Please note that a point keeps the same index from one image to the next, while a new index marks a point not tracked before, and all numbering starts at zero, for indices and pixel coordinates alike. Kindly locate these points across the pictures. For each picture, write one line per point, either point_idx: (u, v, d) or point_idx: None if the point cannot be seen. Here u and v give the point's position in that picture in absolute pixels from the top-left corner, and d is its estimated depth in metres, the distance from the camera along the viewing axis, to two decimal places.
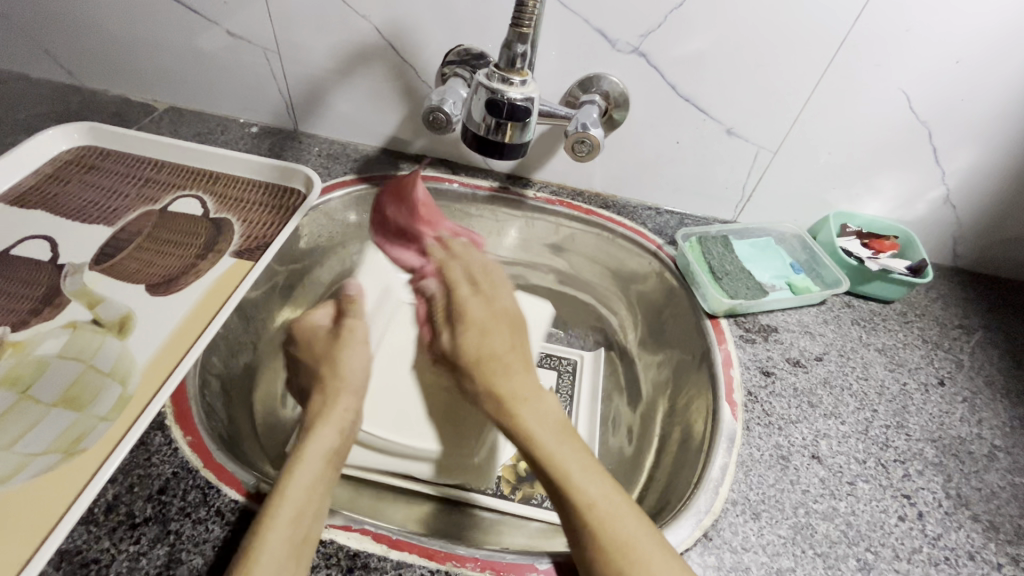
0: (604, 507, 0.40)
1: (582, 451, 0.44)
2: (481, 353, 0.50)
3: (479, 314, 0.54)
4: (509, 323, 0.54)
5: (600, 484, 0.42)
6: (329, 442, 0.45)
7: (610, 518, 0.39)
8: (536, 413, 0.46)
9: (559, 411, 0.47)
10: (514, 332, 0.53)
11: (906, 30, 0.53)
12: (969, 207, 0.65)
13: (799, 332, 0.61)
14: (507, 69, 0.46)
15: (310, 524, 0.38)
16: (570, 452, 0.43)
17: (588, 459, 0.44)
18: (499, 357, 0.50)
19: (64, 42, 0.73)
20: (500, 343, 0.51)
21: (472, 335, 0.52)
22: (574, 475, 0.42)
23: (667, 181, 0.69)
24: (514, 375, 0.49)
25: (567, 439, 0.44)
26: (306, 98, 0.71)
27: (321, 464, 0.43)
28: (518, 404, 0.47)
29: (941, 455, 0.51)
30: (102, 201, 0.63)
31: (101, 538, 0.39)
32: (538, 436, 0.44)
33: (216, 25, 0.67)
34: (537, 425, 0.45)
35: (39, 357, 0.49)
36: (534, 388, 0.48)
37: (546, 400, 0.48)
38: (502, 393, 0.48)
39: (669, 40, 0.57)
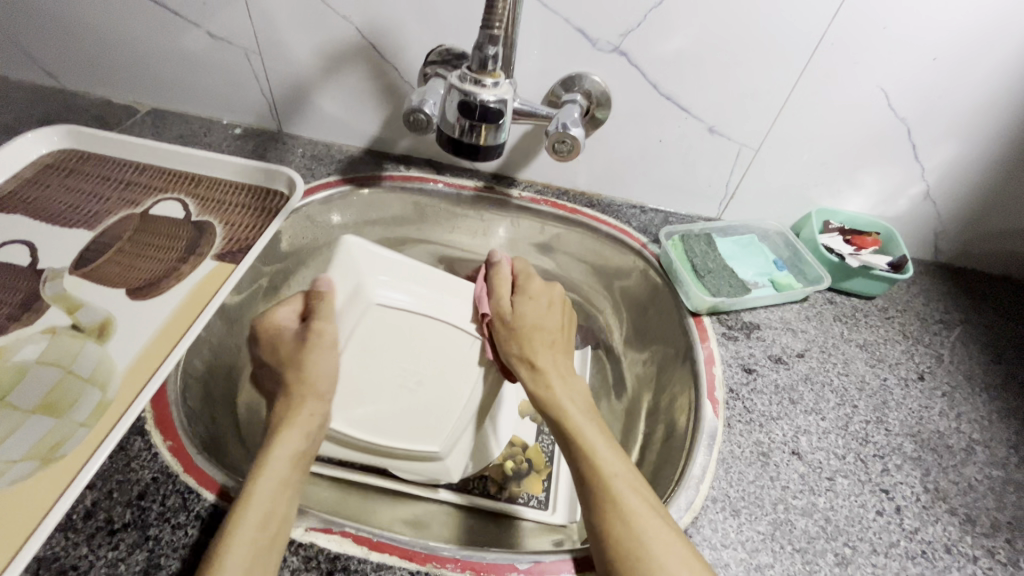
0: (621, 485, 0.41)
1: (606, 433, 0.46)
2: (529, 321, 0.53)
3: (541, 288, 0.57)
4: (561, 307, 0.57)
5: (618, 462, 0.43)
6: (295, 445, 0.45)
7: (625, 497, 0.40)
8: (569, 389, 0.50)
9: (587, 391, 0.51)
10: (565, 315, 0.57)
11: (884, 27, 0.53)
12: (949, 203, 0.66)
13: (781, 329, 0.61)
14: (479, 71, 0.46)
15: (279, 528, 0.39)
16: (594, 429, 0.46)
17: (609, 440, 0.45)
18: (547, 328, 0.54)
19: (43, 44, 0.73)
20: (552, 321, 0.55)
21: (530, 308, 0.55)
22: (597, 454, 0.43)
23: (651, 179, 0.70)
24: (552, 360, 0.52)
25: (594, 415, 0.48)
26: (288, 98, 0.71)
27: (288, 467, 0.43)
28: (553, 380, 0.50)
29: (919, 449, 0.52)
30: (83, 205, 0.63)
31: (79, 545, 0.39)
32: (569, 410, 0.47)
33: (196, 26, 0.66)
34: (568, 399, 0.48)
35: (18, 364, 0.48)
36: (568, 368, 0.52)
37: (577, 381, 0.51)
38: (540, 364, 0.51)
39: (649, 39, 0.57)
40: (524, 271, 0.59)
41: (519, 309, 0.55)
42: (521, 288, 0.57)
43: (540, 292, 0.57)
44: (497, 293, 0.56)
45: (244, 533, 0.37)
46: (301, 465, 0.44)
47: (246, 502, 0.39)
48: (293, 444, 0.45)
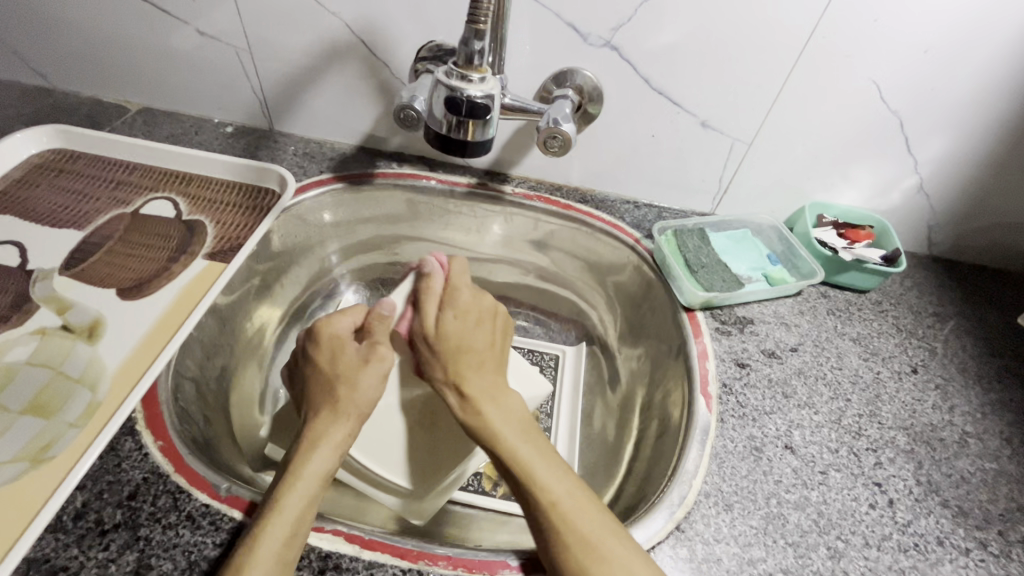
0: (569, 508, 0.40)
1: (545, 452, 0.43)
2: (455, 342, 0.50)
3: (467, 305, 0.53)
4: (491, 322, 0.53)
5: (563, 485, 0.41)
6: (329, 460, 0.43)
7: (575, 521, 0.39)
8: (503, 410, 0.46)
9: (523, 407, 0.47)
10: (494, 329, 0.53)
11: (875, 19, 0.53)
12: (943, 196, 0.66)
13: (775, 323, 0.61)
14: (465, 66, 0.45)
15: (297, 549, 0.38)
16: (535, 452, 0.43)
17: (557, 463, 0.43)
18: (474, 350, 0.49)
19: (32, 43, 0.72)
20: (480, 339, 0.51)
21: (455, 325, 0.51)
22: (536, 480, 0.41)
23: (644, 174, 0.69)
24: (489, 379, 0.48)
25: (531, 437, 0.44)
26: (279, 96, 0.71)
27: (317, 483, 0.41)
28: (479, 401, 0.46)
29: (912, 442, 0.52)
30: (73, 205, 0.63)
31: (69, 545, 0.39)
32: (503, 433, 0.44)
33: (186, 24, 0.66)
34: (503, 425, 0.45)
35: (7, 365, 0.48)
36: (501, 386, 0.48)
37: (513, 400, 0.47)
38: (472, 389, 0.47)
39: (640, 33, 0.57)
40: (454, 283, 0.55)
41: (444, 321, 0.51)
42: (444, 294, 0.54)
43: (444, 297, 0.53)
44: (422, 310, 0.53)
45: (265, 553, 0.36)
46: (330, 478, 0.43)
47: (270, 521, 0.38)
48: (325, 459, 0.43)
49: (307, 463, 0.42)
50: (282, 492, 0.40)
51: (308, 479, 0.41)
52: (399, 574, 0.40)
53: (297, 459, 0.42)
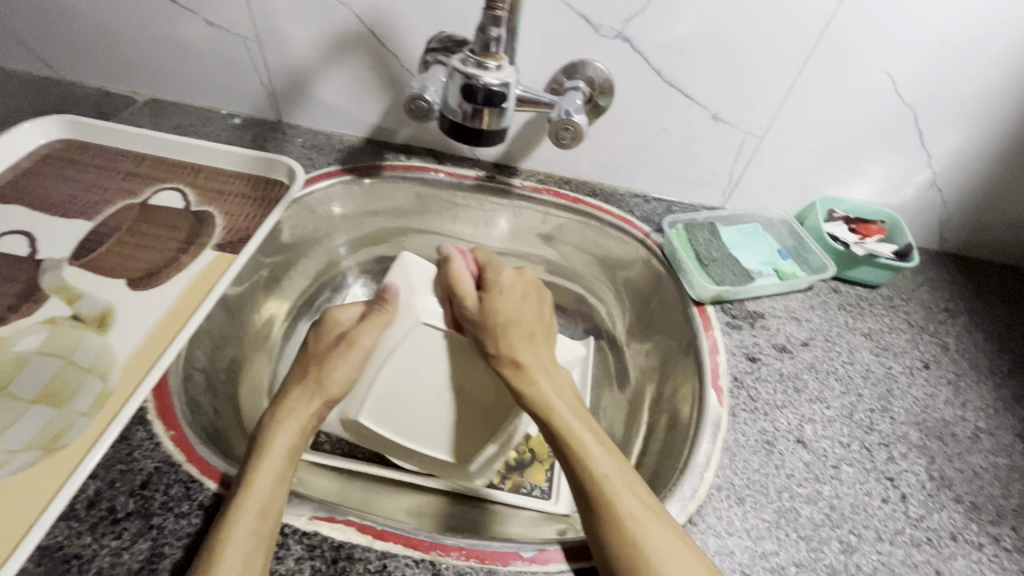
0: (615, 484, 0.40)
1: (592, 425, 0.44)
2: (506, 315, 0.51)
3: (511, 283, 0.55)
4: (533, 294, 0.55)
5: (609, 461, 0.42)
6: (293, 436, 0.45)
7: (619, 495, 0.39)
8: (552, 382, 0.47)
9: (571, 382, 0.49)
10: (541, 301, 0.54)
11: (891, 11, 0.52)
12: (956, 191, 0.65)
13: (785, 318, 0.61)
14: (482, 54, 0.45)
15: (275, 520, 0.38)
16: (585, 427, 0.44)
17: (602, 437, 0.44)
18: (522, 322, 0.51)
19: (40, 34, 0.72)
20: (531, 310, 0.52)
21: (506, 300, 0.52)
22: (586, 450, 0.42)
23: (654, 168, 0.69)
24: (531, 351, 0.49)
25: (581, 412, 0.46)
26: (287, 87, 0.70)
27: (283, 458, 0.42)
28: (533, 369, 0.48)
29: (924, 437, 0.52)
30: (82, 195, 0.63)
31: (82, 534, 0.39)
32: (554, 406, 0.45)
33: (194, 14, 0.65)
34: (554, 394, 0.46)
35: (18, 354, 0.48)
36: (550, 359, 0.49)
37: (561, 373, 0.49)
38: (521, 360, 0.48)
39: (653, 24, 0.56)
40: (494, 267, 0.57)
41: (491, 301, 0.53)
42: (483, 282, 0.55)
43: (501, 284, 0.54)
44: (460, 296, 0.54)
45: (243, 525, 0.36)
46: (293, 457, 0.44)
47: (246, 495, 0.38)
48: (289, 438, 0.45)
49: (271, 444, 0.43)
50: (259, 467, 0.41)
51: (275, 456, 0.42)
52: (412, 565, 0.40)
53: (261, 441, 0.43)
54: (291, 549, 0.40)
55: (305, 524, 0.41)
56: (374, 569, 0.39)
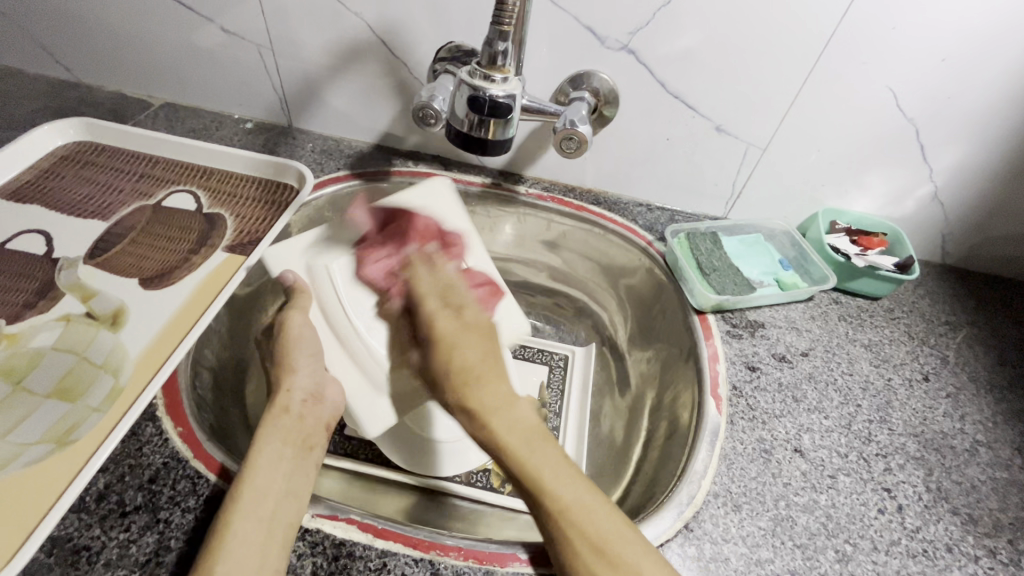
0: (579, 516, 0.37)
1: (558, 454, 0.40)
2: (456, 366, 0.44)
3: (450, 329, 0.47)
4: (477, 332, 0.48)
5: (581, 491, 0.38)
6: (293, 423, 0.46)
7: (587, 526, 0.36)
8: (509, 421, 0.41)
9: (534, 418, 0.42)
10: (488, 347, 0.46)
11: (893, 27, 0.53)
12: (958, 205, 0.66)
13: (785, 328, 0.61)
14: (488, 66, 0.46)
15: (276, 503, 0.39)
16: (541, 456, 0.39)
17: (565, 463, 0.39)
18: (468, 367, 0.44)
19: (61, 39, 0.74)
20: (447, 326, 0.48)
21: (448, 324, 0.48)
22: (546, 480, 0.38)
23: (657, 178, 0.70)
24: (498, 394, 0.42)
25: (534, 442, 0.40)
26: (299, 94, 0.72)
27: (284, 444, 0.44)
28: (488, 413, 0.41)
29: (922, 449, 0.52)
30: (98, 196, 0.64)
31: (92, 526, 0.40)
32: (510, 446, 0.40)
33: (210, 21, 0.67)
34: (507, 431, 0.40)
35: (34, 350, 0.50)
36: (510, 396, 0.43)
37: (504, 386, 0.43)
38: (476, 405, 0.42)
39: (659, 36, 0.57)
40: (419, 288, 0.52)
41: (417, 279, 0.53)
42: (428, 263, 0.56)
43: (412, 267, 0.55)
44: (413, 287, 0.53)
45: (247, 517, 0.38)
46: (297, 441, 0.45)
47: (244, 487, 0.40)
48: (279, 426, 0.45)
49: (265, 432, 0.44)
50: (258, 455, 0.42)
51: (269, 445, 0.43)
52: (411, 564, 0.40)
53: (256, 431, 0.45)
54: (294, 545, 0.40)
55: (309, 521, 0.42)
56: (374, 566, 0.40)
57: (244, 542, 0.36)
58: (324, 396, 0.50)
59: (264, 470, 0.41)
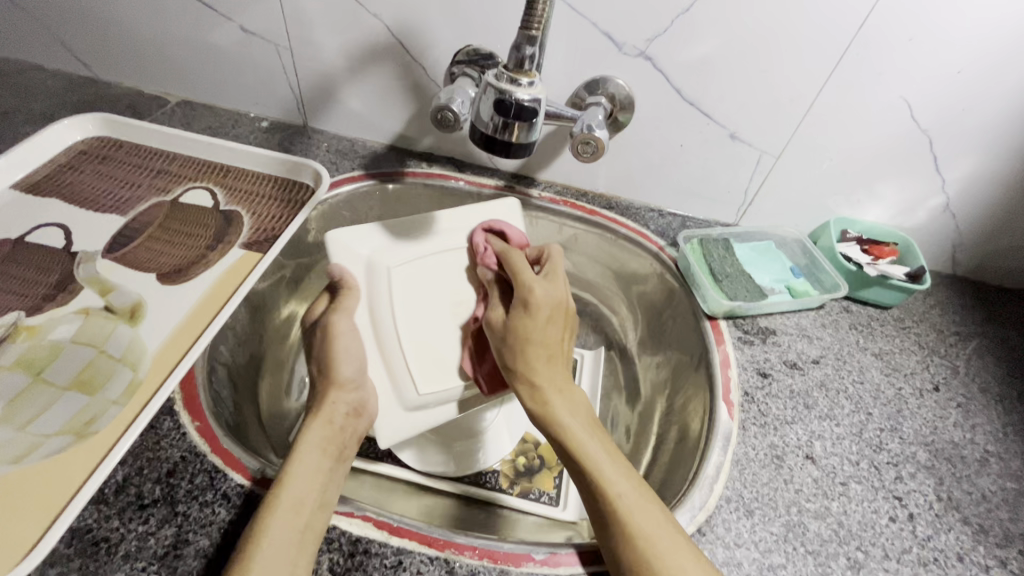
0: (635, 513, 0.39)
1: (614, 453, 0.43)
2: (536, 340, 0.48)
3: (546, 304, 0.49)
4: (561, 318, 0.50)
5: (625, 485, 0.40)
6: (324, 437, 0.47)
7: (641, 521, 0.38)
8: (569, 402, 0.46)
9: (587, 403, 0.47)
10: (566, 327, 0.50)
11: (909, 39, 0.54)
12: (968, 216, 0.66)
13: (797, 336, 0.62)
14: (515, 70, 0.46)
15: (315, 513, 0.40)
16: (599, 449, 0.43)
17: (619, 461, 0.42)
18: (542, 344, 0.48)
19: (81, 35, 0.75)
20: (546, 296, 0.50)
21: (545, 295, 0.50)
22: (607, 478, 0.40)
23: (671, 183, 0.70)
24: (557, 375, 0.48)
25: (598, 434, 0.44)
26: (316, 94, 0.72)
27: (320, 455, 0.45)
28: (550, 392, 0.46)
29: (933, 458, 0.52)
30: (115, 191, 0.65)
31: (111, 518, 0.40)
32: (568, 425, 0.44)
33: (230, 21, 0.68)
34: (570, 416, 0.45)
35: (53, 342, 0.50)
36: (569, 384, 0.48)
37: (566, 377, 0.48)
38: (539, 382, 0.47)
39: (675, 44, 0.58)
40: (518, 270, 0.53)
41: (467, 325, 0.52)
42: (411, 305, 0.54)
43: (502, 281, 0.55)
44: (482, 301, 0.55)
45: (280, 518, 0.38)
46: (332, 451, 0.46)
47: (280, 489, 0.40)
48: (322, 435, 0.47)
49: (307, 444, 0.45)
50: (300, 458, 0.43)
51: (310, 451, 0.44)
52: (426, 562, 0.41)
53: (302, 432, 0.47)
54: None
55: None
56: (391, 564, 0.40)
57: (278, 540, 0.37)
58: (364, 410, 0.52)
59: (298, 474, 0.42)
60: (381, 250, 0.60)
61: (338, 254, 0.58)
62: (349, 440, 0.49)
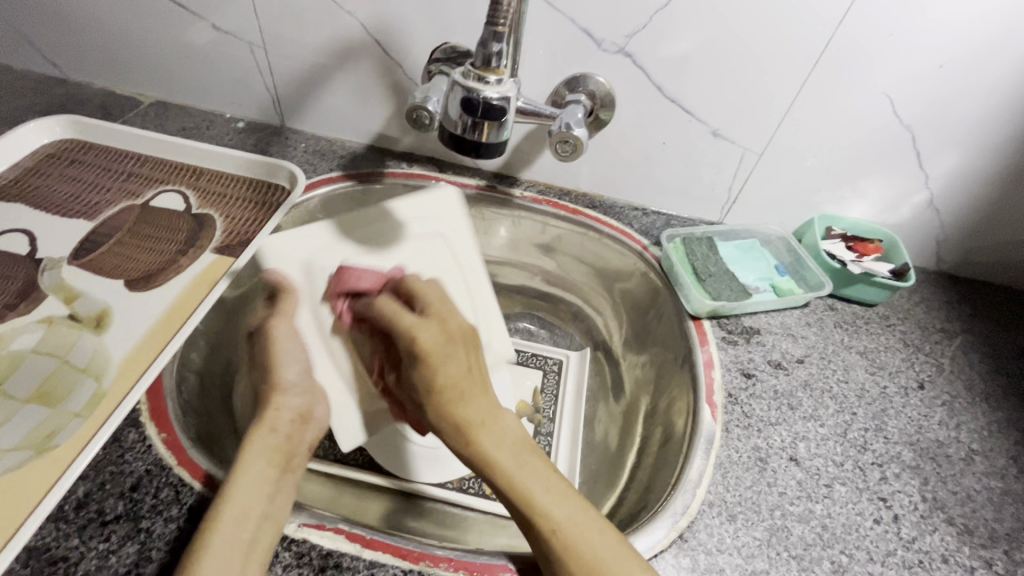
0: (573, 534, 0.36)
1: (548, 471, 0.40)
2: (440, 385, 0.41)
3: (434, 347, 0.41)
4: (461, 343, 0.43)
5: (569, 505, 0.38)
6: (269, 444, 0.43)
7: (577, 543, 0.36)
8: (496, 436, 0.40)
9: (520, 427, 0.42)
10: (472, 354, 0.43)
11: (891, 33, 0.53)
12: (953, 212, 0.66)
13: (781, 334, 0.61)
14: (483, 68, 0.45)
15: (259, 524, 0.38)
16: (533, 476, 0.39)
17: (555, 479, 0.39)
18: (453, 385, 0.41)
19: (49, 35, 0.72)
20: (432, 338, 0.42)
21: (432, 336, 0.42)
22: (538, 499, 0.38)
23: (654, 182, 0.69)
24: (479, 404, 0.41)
25: (529, 458, 0.40)
26: (292, 93, 0.71)
27: (266, 468, 0.41)
28: (472, 428, 0.40)
29: (918, 458, 0.52)
30: (83, 195, 0.63)
31: (70, 536, 0.38)
32: (502, 463, 0.39)
33: (202, 19, 0.66)
34: (495, 450, 0.39)
35: (13, 352, 0.48)
36: (495, 407, 0.42)
37: (490, 398, 0.42)
38: (463, 418, 0.40)
39: (654, 41, 0.57)
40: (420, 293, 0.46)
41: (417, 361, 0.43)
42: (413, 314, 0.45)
43: (438, 313, 0.44)
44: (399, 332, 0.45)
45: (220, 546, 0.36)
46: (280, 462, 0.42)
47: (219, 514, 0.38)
48: (266, 442, 0.43)
49: (252, 450, 0.42)
50: (238, 480, 0.40)
51: (255, 464, 0.41)
52: (400, 575, 0.40)
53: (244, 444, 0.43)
54: (280, 557, 0.39)
55: (294, 531, 0.41)
56: None
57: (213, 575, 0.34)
58: (312, 417, 0.49)
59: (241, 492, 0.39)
60: (326, 250, 0.55)
61: (285, 259, 0.54)
62: (298, 445, 0.45)
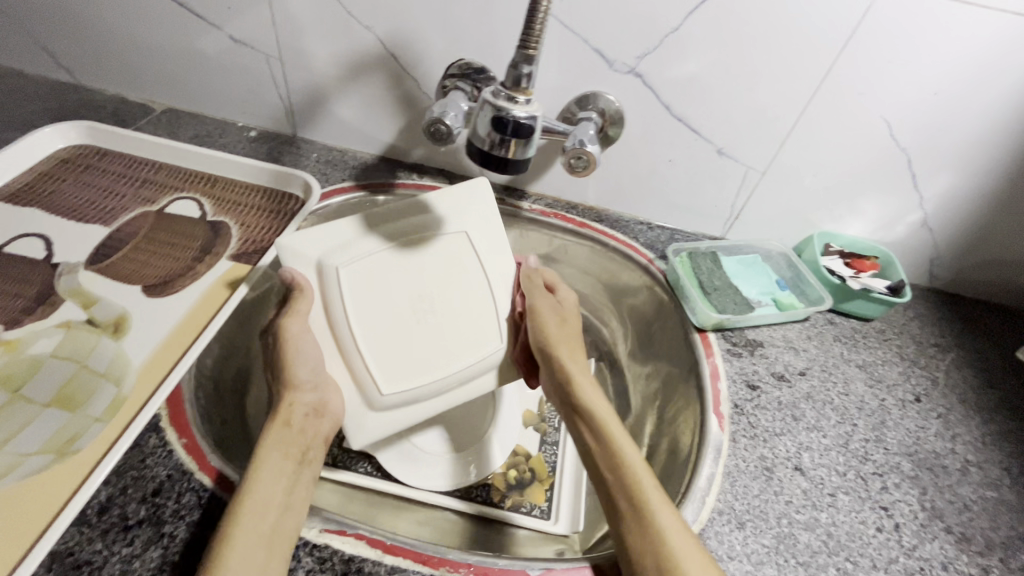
0: (663, 521, 0.40)
1: (643, 465, 0.44)
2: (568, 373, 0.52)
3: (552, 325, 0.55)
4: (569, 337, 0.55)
5: (656, 495, 0.42)
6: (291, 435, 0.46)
7: (666, 531, 0.39)
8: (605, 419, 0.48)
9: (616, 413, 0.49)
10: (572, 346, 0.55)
11: (888, 61, 0.55)
12: (945, 231, 0.68)
13: (783, 347, 0.63)
14: (513, 88, 0.47)
15: (278, 516, 0.39)
16: (642, 468, 0.43)
17: (648, 473, 0.43)
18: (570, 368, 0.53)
19: (65, 42, 0.73)
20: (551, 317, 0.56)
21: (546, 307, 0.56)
22: (642, 483, 0.42)
23: (660, 197, 0.72)
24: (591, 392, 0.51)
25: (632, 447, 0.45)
26: (306, 104, 0.72)
27: (283, 459, 0.44)
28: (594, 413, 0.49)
29: (917, 468, 0.54)
30: (98, 201, 0.63)
31: (93, 540, 0.38)
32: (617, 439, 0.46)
33: (219, 29, 0.67)
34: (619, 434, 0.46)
35: (32, 357, 0.48)
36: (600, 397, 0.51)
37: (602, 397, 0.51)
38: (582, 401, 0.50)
39: (664, 62, 0.59)
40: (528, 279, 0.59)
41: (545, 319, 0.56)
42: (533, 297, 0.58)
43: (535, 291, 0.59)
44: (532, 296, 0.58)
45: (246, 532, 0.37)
46: (295, 455, 0.45)
47: (245, 499, 0.39)
48: (282, 438, 0.45)
49: (269, 445, 0.44)
50: (259, 472, 0.42)
51: (272, 457, 0.43)
52: None
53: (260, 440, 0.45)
54: (303, 562, 0.40)
55: (316, 537, 0.41)
56: None
57: (244, 556, 0.36)
58: (326, 409, 0.50)
59: (264, 480, 0.41)
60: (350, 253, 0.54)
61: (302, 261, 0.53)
62: (313, 441, 0.47)
